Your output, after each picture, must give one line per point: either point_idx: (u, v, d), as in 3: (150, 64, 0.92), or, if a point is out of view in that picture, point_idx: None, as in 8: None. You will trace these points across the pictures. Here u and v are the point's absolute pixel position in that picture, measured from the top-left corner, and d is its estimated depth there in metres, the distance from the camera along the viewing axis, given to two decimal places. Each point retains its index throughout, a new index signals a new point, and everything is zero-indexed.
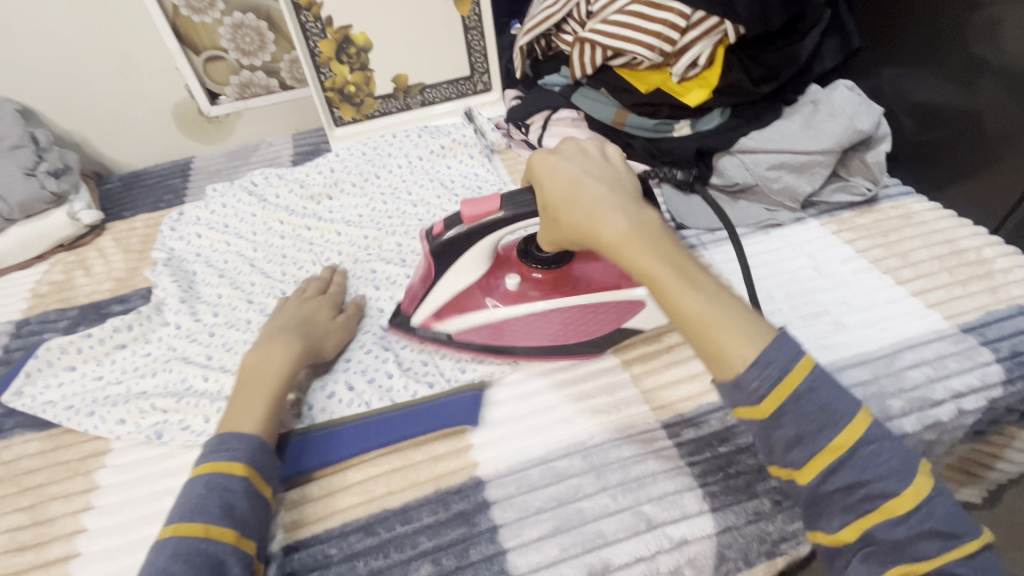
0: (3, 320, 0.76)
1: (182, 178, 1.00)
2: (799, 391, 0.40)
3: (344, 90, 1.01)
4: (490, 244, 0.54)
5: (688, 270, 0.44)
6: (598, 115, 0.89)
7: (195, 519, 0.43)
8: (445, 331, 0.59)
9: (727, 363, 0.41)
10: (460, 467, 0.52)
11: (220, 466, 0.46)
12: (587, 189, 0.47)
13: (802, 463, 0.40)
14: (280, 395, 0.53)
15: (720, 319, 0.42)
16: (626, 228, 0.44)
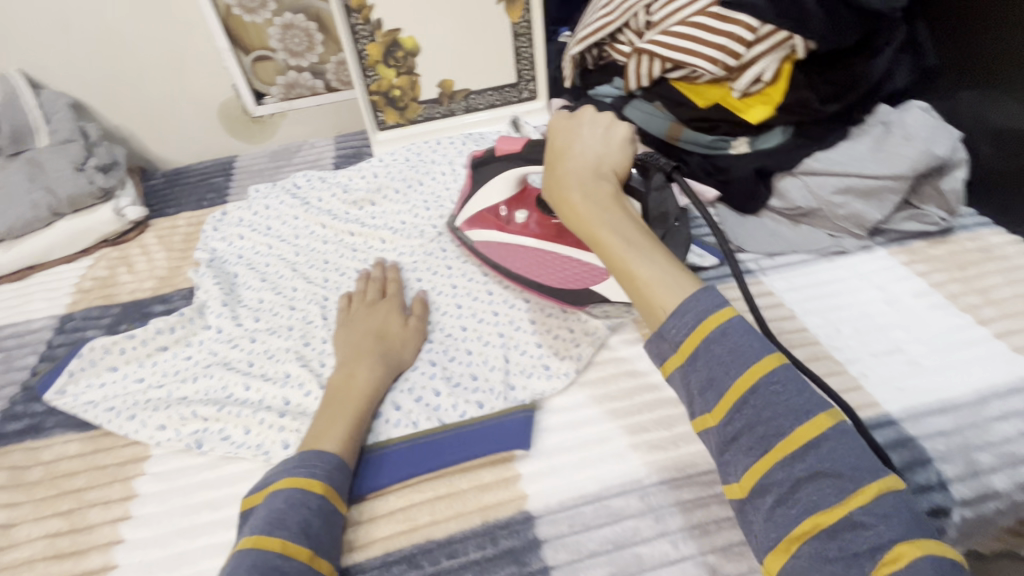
0: (47, 314, 0.76)
1: (225, 177, 0.99)
2: (712, 335, 0.43)
3: (389, 94, 0.99)
4: (517, 175, 0.63)
5: (627, 233, 0.50)
6: (651, 128, 0.86)
7: (275, 533, 0.42)
8: (471, 238, 0.69)
9: (652, 315, 0.46)
10: (508, 499, 0.49)
11: (302, 481, 0.46)
12: (564, 164, 0.56)
13: (713, 404, 0.42)
14: (363, 417, 0.53)
15: (643, 274, 0.47)
16: (578, 195, 0.54)
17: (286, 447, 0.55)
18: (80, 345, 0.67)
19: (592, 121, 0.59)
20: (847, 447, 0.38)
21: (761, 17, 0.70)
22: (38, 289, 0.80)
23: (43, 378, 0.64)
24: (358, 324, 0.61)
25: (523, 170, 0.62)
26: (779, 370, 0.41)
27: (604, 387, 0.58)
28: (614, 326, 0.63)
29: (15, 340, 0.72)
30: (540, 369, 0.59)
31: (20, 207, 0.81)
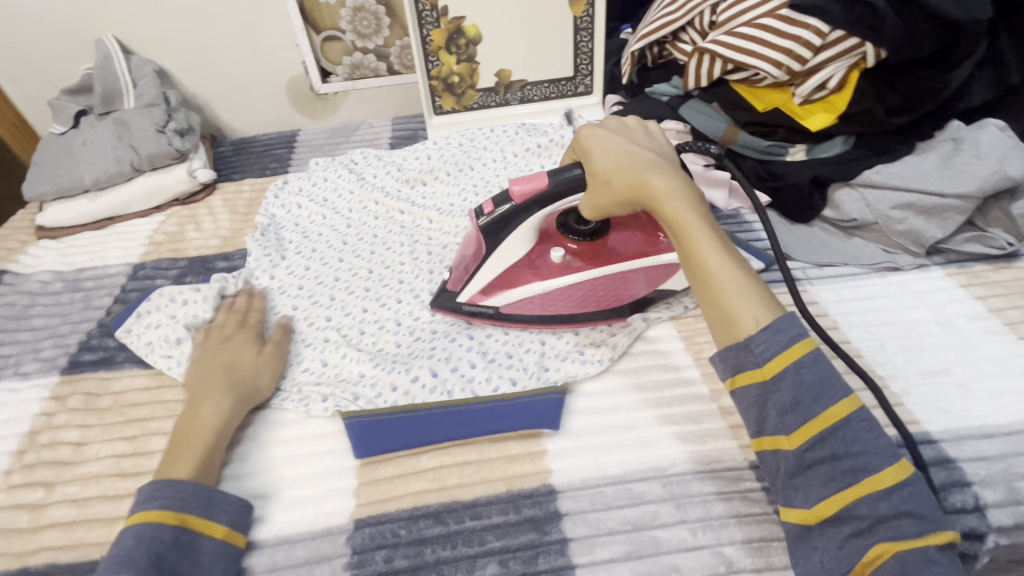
0: (122, 262, 0.82)
1: (287, 149, 1.05)
2: (803, 360, 0.44)
3: (448, 80, 1.02)
4: (535, 222, 0.59)
5: (718, 239, 0.51)
6: (706, 129, 0.85)
7: (124, 573, 0.42)
8: (492, 306, 0.62)
9: (739, 326, 0.47)
10: (534, 472, 0.51)
11: (152, 515, 0.46)
12: (638, 157, 0.55)
13: (795, 428, 0.43)
14: (214, 448, 0.52)
15: (737, 283, 0.48)
16: (665, 191, 0.52)
17: (325, 402, 0.58)
18: (148, 292, 0.72)
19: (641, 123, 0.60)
20: (887, 446, 0.42)
21: (831, 23, 0.70)
22: (115, 238, 0.86)
23: (114, 318, 0.69)
24: (211, 358, 0.59)
25: (540, 215, 0.57)
26: (863, 410, 0.43)
27: (636, 377, 0.59)
28: (652, 320, 0.64)
29: (94, 282, 0.79)
30: (575, 354, 0.61)
31: (106, 162, 0.88)
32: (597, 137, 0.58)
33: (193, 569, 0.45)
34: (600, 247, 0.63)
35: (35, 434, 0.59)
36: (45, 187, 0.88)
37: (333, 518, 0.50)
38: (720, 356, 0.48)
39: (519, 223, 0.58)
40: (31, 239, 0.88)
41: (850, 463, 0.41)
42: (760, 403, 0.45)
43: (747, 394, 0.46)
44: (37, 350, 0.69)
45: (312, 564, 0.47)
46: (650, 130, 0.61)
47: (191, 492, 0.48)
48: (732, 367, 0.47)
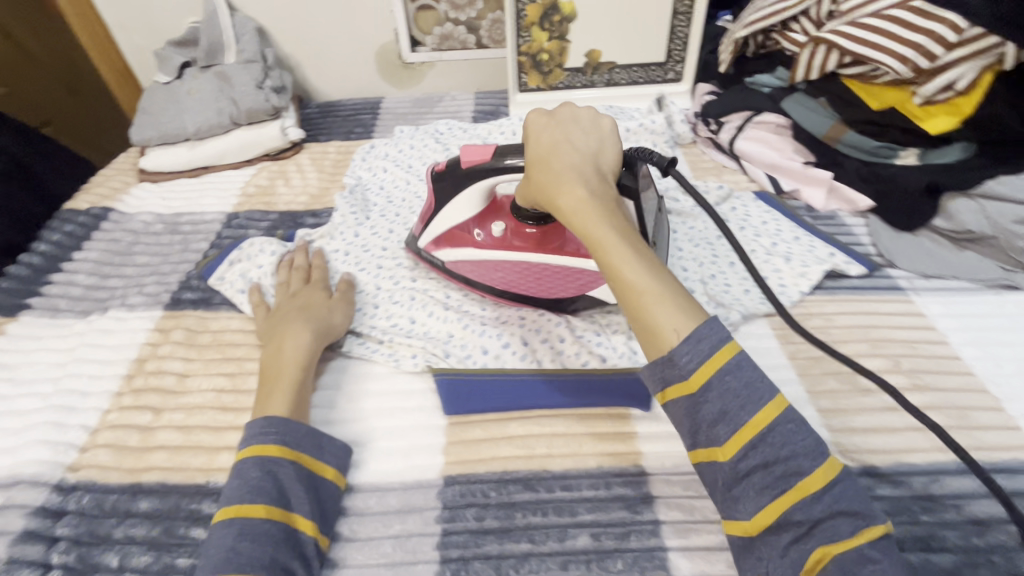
0: (217, 209, 0.85)
1: (372, 115, 1.06)
2: (728, 366, 0.40)
3: (537, 57, 1.01)
4: (484, 187, 0.57)
5: (637, 244, 0.46)
6: (809, 125, 0.81)
7: (254, 502, 0.43)
8: (440, 259, 0.65)
9: (659, 338, 0.42)
10: (625, 452, 0.51)
11: (273, 449, 0.46)
12: (563, 155, 0.50)
13: (727, 437, 0.39)
14: (302, 384, 0.53)
15: (654, 292, 0.43)
16: (583, 193, 0.47)
17: (415, 358, 0.60)
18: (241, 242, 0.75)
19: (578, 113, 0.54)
20: (814, 442, 0.39)
21: (972, 18, 0.65)
22: (210, 187, 0.90)
23: (208, 265, 0.71)
24: (281, 308, 0.61)
25: (487, 180, 0.56)
26: (789, 411, 0.40)
27: None
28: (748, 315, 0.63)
29: (192, 226, 0.82)
30: None
31: (208, 113, 0.91)
32: (526, 135, 0.53)
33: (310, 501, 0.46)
34: (552, 233, 0.60)
35: (143, 361, 0.62)
36: (149, 132, 0.92)
37: (423, 472, 0.51)
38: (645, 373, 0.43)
39: (468, 185, 0.58)
40: (134, 181, 0.92)
41: (779, 472, 0.38)
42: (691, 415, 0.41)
43: (677, 409, 0.42)
44: (141, 285, 0.73)
45: (404, 513, 0.48)
46: (591, 117, 0.54)
47: (305, 433, 0.49)
48: (655, 383, 0.42)
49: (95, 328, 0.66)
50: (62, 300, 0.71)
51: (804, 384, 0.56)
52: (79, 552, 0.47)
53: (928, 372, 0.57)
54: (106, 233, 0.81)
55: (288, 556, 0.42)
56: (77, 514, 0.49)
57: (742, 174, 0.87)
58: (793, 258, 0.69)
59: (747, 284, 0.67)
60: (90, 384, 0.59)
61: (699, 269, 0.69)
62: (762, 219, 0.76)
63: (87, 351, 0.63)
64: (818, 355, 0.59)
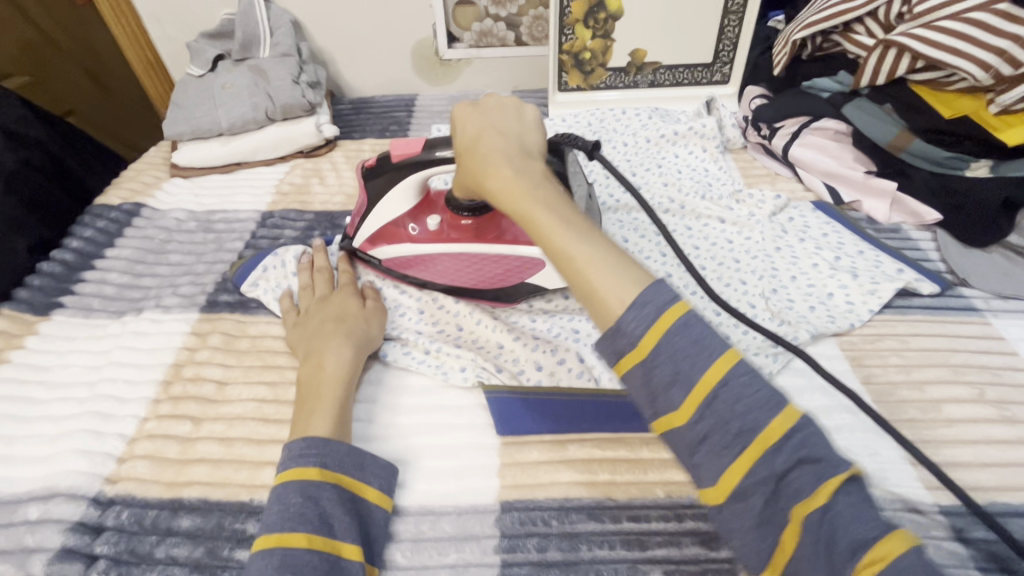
0: (251, 208, 0.83)
1: (406, 113, 1.03)
2: (676, 327, 0.38)
3: (579, 56, 0.98)
4: (419, 180, 0.58)
5: (567, 214, 0.44)
6: (871, 132, 0.77)
7: (296, 530, 0.41)
8: (377, 257, 0.64)
9: (606, 309, 0.40)
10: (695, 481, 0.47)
11: (312, 472, 0.44)
12: (487, 136, 0.48)
13: (682, 400, 0.37)
14: (343, 401, 0.51)
15: (588, 258, 0.41)
16: (508, 170, 0.46)
17: (465, 372, 0.57)
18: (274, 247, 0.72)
19: (501, 98, 0.52)
20: (769, 392, 0.37)
21: None
22: (243, 184, 0.87)
23: (240, 270, 0.68)
24: (315, 317, 0.59)
25: (417, 174, 0.57)
26: (743, 364, 0.37)
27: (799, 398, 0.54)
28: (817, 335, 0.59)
29: (225, 225, 0.80)
30: None
31: (243, 108, 0.88)
32: (450, 124, 0.51)
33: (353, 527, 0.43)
34: (487, 223, 0.61)
35: (179, 367, 0.59)
36: (182, 126, 0.89)
37: (478, 496, 0.48)
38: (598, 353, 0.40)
39: (401, 179, 0.58)
40: (165, 176, 0.90)
41: (736, 429, 0.36)
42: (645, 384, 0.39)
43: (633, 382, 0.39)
44: (175, 285, 0.70)
45: (460, 541, 0.45)
46: (515, 104, 0.53)
47: (345, 453, 0.46)
48: (610, 357, 0.39)
49: (130, 330, 0.64)
50: (95, 299, 0.68)
51: (881, 411, 0.53)
52: (119, 572, 0.44)
53: (1016, 402, 0.53)
54: (138, 231, 0.79)
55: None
56: (116, 531, 0.46)
57: (797, 182, 0.83)
58: (860, 274, 0.66)
59: (811, 301, 0.63)
60: (126, 390, 0.57)
61: (759, 283, 0.65)
62: (823, 231, 0.72)
63: (122, 355, 0.61)
64: (894, 381, 0.55)
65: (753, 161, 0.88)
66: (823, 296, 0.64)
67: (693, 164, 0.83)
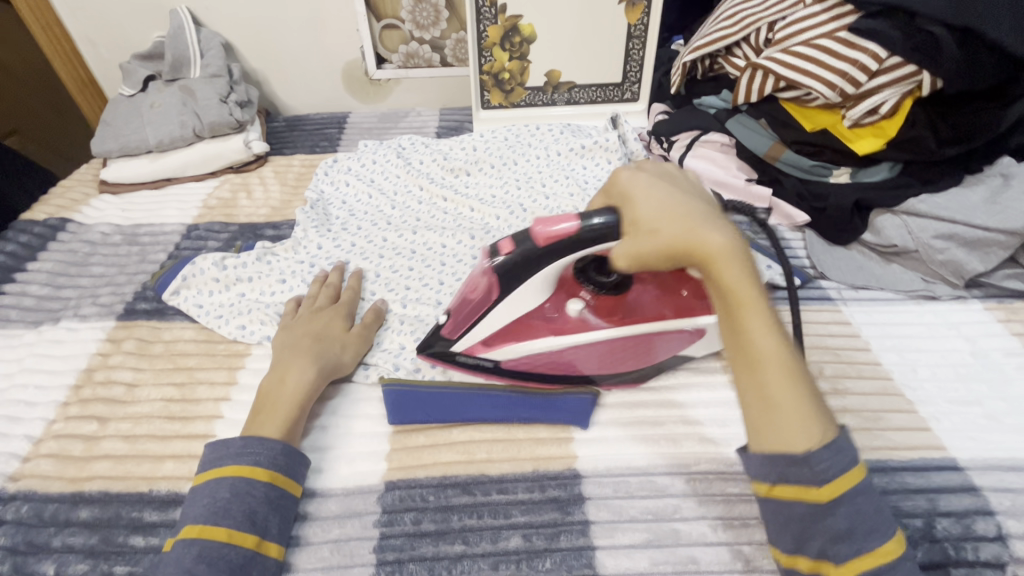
0: (177, 221, 0.86)
1: (337, 130, 1.08)
2: (860, 486, 0.41)
3: (498, 76, 1.05)
4: (557, 266, 0.52)
5: (770, 318, 0.44)
6: (750, 144, 0.85)
7: (221, 523, 0.45)
8: (491, 359, 0.56)
9: (800, 429, 0.41)
10: (559, 456, 0.53)
11: (229, 471, 0.48)
12: (691, 205, 0.47)
13: (844, 558, 0.39)
14: (297, 417, 0.53)
15: (793, 372, 0.42)
16: (727, 250, 0.45)
17: (365, 369, 0.61)
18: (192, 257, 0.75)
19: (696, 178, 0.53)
20: None
21: (890, 48, 0.69)
22: (172, 199, 0.91)
23: (159, 278, 0.71)
24: (299, 328, 0.60)
25: (557, 262, 0.51)
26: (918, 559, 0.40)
27: (669, 378, 0.60)
28: None
29: (150, 238, 0.83)
30: None
31: (171, 126, 0.92)
32: (640, 176, 0.49)
33: (272, 520, 0.46)
34: (623, 301, 0.57)
35: (91, 371, 0.62)
36: (111, 144, 0.92)
37: (365, 477, 0.52)
38: (764, 460, 0.42)
39: (542, 267, 0.52)
40: (94, 192, 0.92)
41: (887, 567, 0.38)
42: (806, 523, 0.41)
43: (789, 509, 0.42)
44: (95, 296, 0.73)
45: (343, 518, 0.50)
46: (700, 186, 0.53)
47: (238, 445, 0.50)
48: (780, 473, 0.41)
49: (46, 339, 0.66)
50: (13, 311, 0.71)
51: None
52: (15, 561, 0.47)
53: (849, 377, 0.61)
54: (62, 245, 0.81)
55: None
56: (15, 524, 0.49)
57: None
58: None
59: None
60: (37, 394, 0.60)
61: None
62: None
63: (35, 361, 0.63)
64: None
65: None
66: None
67: (598, 175, 0.91)
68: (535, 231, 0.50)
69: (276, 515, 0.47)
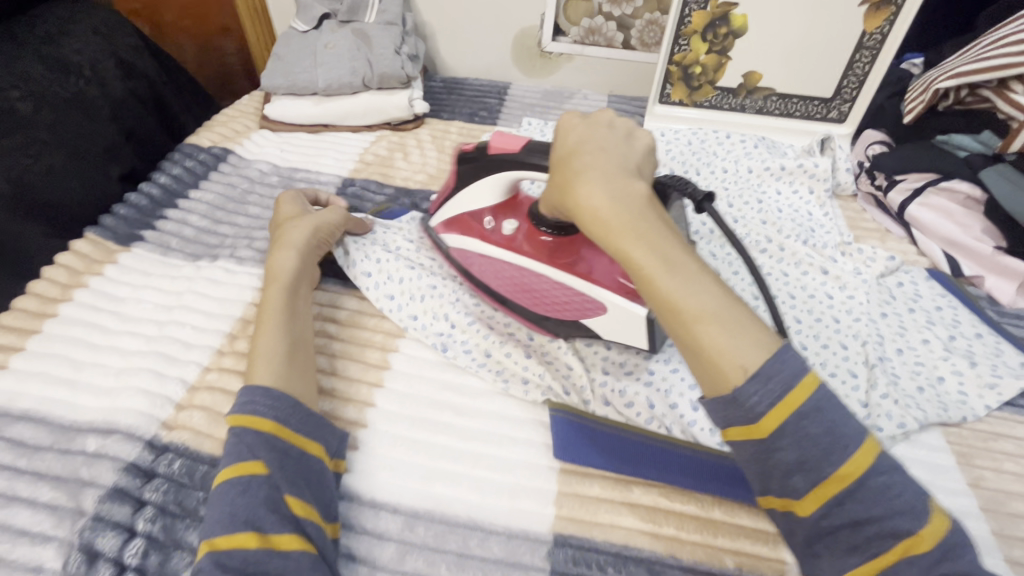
0: (334, 172, 0.82)
1: (497, 100, 1.00)
2: (805, 410, 0.35)
3: (689, 69, 0.92)
4: (506, 178, 0.53)
5: (673, 251, 0.38)
6: (1008, 203, 0.68)
7: (231, 462, 0.41)
8: (446, 242, 0.61)
9: (723, 372, 0.35)
10: (768, 558, 0.43)
11: (230, 420, 0.43)
12: (579, 150, 0.43)
13: (804, 490, 0.35)
14: (286, 299, 0.53)
15: (698, 307, 0.36)
16: (602, 194, 0.40)
17: (525, 385, 0.54)
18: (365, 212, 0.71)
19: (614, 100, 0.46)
20: None
21: None
22: (329, 146, 0.87)
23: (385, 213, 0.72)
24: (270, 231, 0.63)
25: (515, 172, 0.51)
26: None
27: None
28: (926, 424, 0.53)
29: (307, 185, 0.79)
30: None
31: (342, 71, 0.87)
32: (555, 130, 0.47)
33: (281, 449, 0.43)
34: (567, 248, 0.54)
35: (247, 322, 0.59)
36: (280, 79, 0.89)
37: (530, 522, 0.45)
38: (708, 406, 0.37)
39: (491, 172, 0.54)
40: (254, 126, 0.91)
41: None
42: (760, 462, 0.36)
43: (741, 451, 0.37)
44: (251, 238, 0.69)
45: (507, 567, 0.43)
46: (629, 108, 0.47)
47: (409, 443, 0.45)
48: (716, 422, 0.37)
49: (204, 276, 0.63)
50: (174, 239, 0.68)
51: (988, 522, 0.47)
52: (164, 523, 0.43)
53: None
54: (223, 176, 0.79)
55: (250, 509, 0.39)
56: (166, 479, 0.45)
57: (910, 244, 0.76)
58: (979, 363, 0.58)
59: (920, 381, 0.57)
60: (195, 336, 0.57)
61: (863, 350, 0.58)
62: (936, 302, 0.66)
63: (194, 299, 0.61)
64: (1008, 491, 0.49)
65: (862, 212, 0.82)
66: (933, 378, 0.57)
67: (796, 205, 0.78)
68: (489, 142, 0.52)
69: (286, 457, 0.43)
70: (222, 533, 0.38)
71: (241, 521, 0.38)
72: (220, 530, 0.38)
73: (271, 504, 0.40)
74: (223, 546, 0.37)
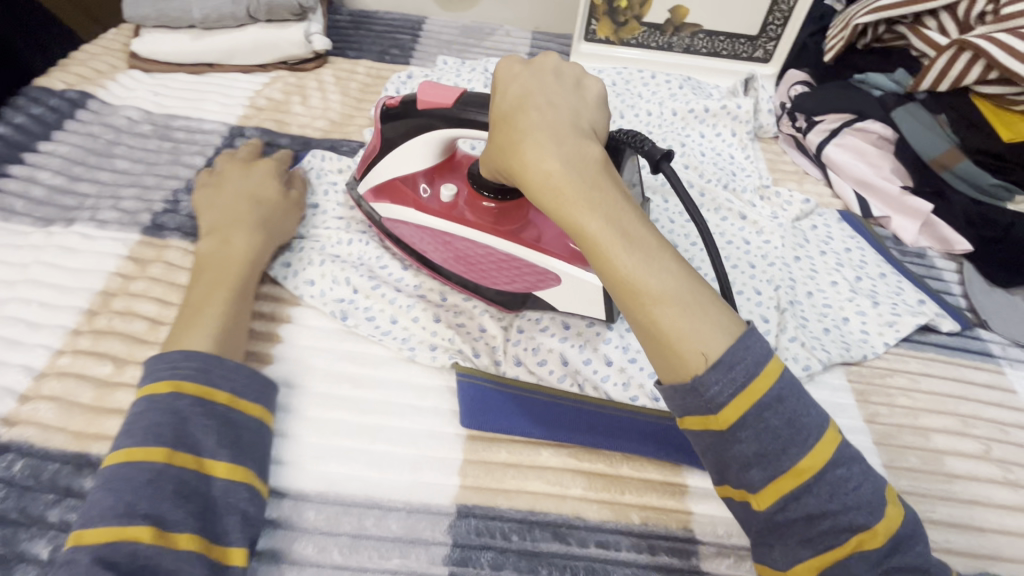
0: (219, 119, 0.71)
1: (410, 36, 0.90)
2: (765, 402, 0.32)
3: (613, 2, 0.86)
4: (443, 139, 0.47)
5: (628, 226, 0.36)
6: (918, 143, 0.68)
7: (149, 445, 0.37)
8: (377, 214, 0.55)
9: (681, 355, 0.33)
10: (674, 509, 0.44)
11: (164, 387, 0.39)
12: (525, 111, 0.40)
13: (760, 483, 0.33)
14: (243, 288, 0.48)
15: (654, 285, 0.34)
16: (550, 161, 0.37)
17: (432, 350, 0.50)
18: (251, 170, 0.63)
19: (562, 63, 0.43)
20: None
21: None
22: (212, 89, 0.76)
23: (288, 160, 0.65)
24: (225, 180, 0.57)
25: (453, 132, 0.46)
26: None
27: None
28: (828, 364, 0.54)
29: (185, 134, 0.68)
30: None
31: None
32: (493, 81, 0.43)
33: (213, 442, 0.39)
34: (513, 212, 0.50)
35: (109, 296, 0.51)
36: (145, 9, 0.76)
37: (433, 494, 0.43)
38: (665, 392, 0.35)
39: (422, 132, 0.48)
40: (121, 66, 0.78)
41: None
42: (714, 451, 0.34)
43: (698, 440, 0.35)
44: (116, 197, 0.60)
45: (405, 544, 0.41)
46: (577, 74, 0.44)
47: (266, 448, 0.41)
48: (675, 409, 0.34)
49: (55, 244, 0.54)
50: (17, 201, 0.58)
51: (880, 456, 0.50)
52: (4, 533, 0.38)
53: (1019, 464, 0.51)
54: (80, 124, 0.67)
55: (153, 500, 0.35)
56: (4, 484, 0.40)
57: (826, 186, 0.76)
58: (881, 302, 0.60)
59: (826, 323, 0.57)
60: (42, 314, 0.49)
61: (775, 294, 0.58)
62: (845, 245, 0.66)
63: (40, 271, 0.52)
64: (901, 425, 0.52)
65: (783, 154, 0.81)
66: (838, 320, 0.58)
67: (718, 148, 0.76)
68: (416, 96, 0.46)
69: (222, 442, 0.39)
70: (119, 522, 0.34)
71: (140, 512, 0.35)
72: (117, 518, 0.34)
73: (189, 497, 0.36)
74: (117, 536, 0.34)
